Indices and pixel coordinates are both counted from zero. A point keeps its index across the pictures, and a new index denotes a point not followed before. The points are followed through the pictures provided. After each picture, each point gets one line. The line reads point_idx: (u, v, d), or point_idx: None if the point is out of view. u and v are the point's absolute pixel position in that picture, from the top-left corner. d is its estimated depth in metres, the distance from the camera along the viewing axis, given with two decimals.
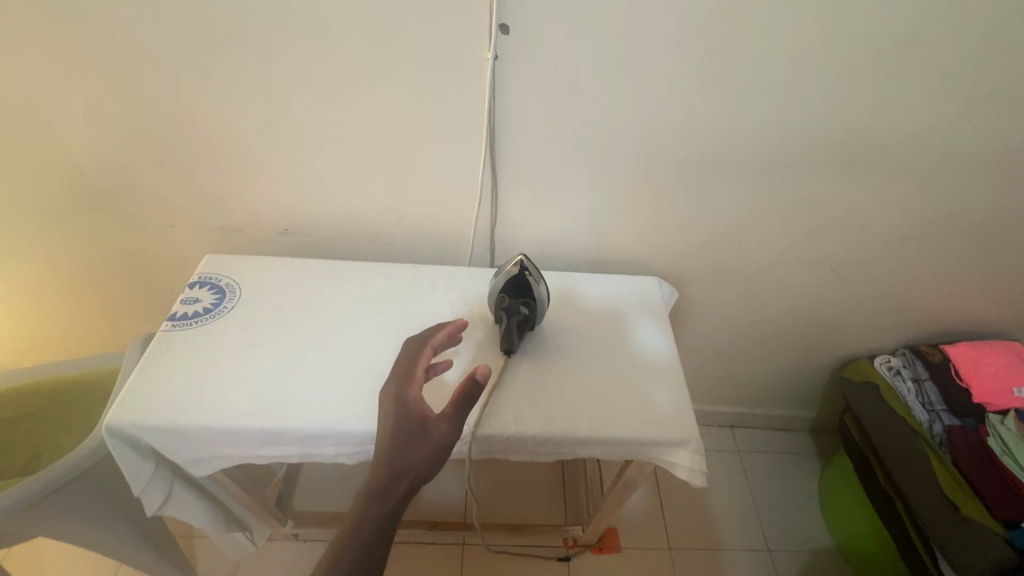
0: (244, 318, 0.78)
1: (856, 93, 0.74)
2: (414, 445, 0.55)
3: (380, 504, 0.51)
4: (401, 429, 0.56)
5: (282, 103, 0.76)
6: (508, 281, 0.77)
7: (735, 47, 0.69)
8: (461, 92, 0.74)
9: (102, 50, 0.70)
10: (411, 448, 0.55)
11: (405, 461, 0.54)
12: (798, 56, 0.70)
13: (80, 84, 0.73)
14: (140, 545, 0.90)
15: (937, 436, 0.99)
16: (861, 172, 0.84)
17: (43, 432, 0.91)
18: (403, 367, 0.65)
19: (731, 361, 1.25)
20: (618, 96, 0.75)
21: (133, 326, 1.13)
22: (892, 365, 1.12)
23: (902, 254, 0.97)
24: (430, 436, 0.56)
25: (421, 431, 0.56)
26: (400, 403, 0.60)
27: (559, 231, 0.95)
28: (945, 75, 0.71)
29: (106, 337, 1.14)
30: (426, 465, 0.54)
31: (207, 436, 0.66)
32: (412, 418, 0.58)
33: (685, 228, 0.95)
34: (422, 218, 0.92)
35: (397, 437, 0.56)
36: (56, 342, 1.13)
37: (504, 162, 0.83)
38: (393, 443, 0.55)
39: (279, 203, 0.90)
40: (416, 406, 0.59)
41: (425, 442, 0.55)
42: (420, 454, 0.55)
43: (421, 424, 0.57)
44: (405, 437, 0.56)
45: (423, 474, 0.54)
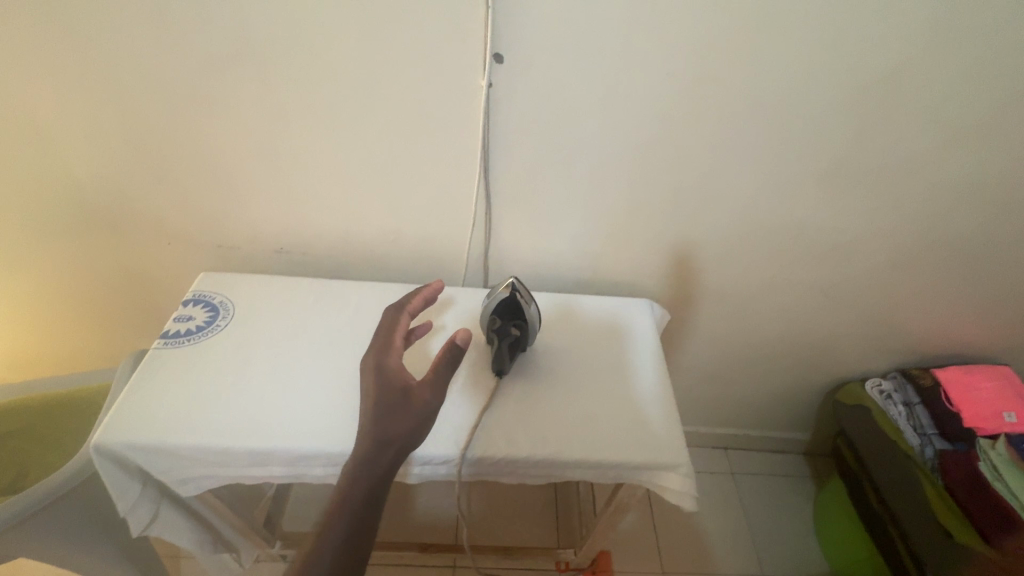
0: (238, 336, 0.78)
1: (842, 122, 0.76)
2: (396, 418, 0.59)
3: (370, 472, 0.56)
4: (384, 405, 0.60)
5: (284, 124, 0.78)
6: (500, 303, 0.77)
7: (723, 78, 0.72)
8: (457, 117, 0.76)
9: (107, 70, 0.72)
10: (395, 419, 0.59)
11: (390, 432, 0.58)
12: (785, 87, 0.72)
13: (85, 105, 0.75)
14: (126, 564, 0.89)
15: (929, 459, 0.99)
16: (848, 199, 0.86)
17: (41, 451, 0.91)
18: (380, 340, 0.69)
19: (724, 383, 1.25)
20: (611, 123, 0.77)
21: (127, 343, 1.13)
22: (883, 388, 1.12)
23: (891, 278, 0.99)
24: (414, 404, 0.60)
25: (405, 400, 0.60)
26: (381, 370, 0.64)
27: (552, 253, 0.96)
28: (924, 107, 0.74)
29: (100, 355, 1.14)
30: (410, 432, 0.59)
31: (196, 457, 0.66)
32: (392, 389, 0.61)
33: (678, 251, 0.96)
34: (418, 238, 0.93)
35: (382, 408, 0.59)
36: (46, 358, 1.12)
37: (499, 185, 0.85)
38: (377, 414, 0.59)
39: (276, 221, 0.91)
40: (397, 374, 0.63)
41: (410, 411, 0.60)
42: (403, 425, 0.58)
43: (402, 394, 0.60)
44: (388, 413, 0.59)
45: (409, 440, 0.58)
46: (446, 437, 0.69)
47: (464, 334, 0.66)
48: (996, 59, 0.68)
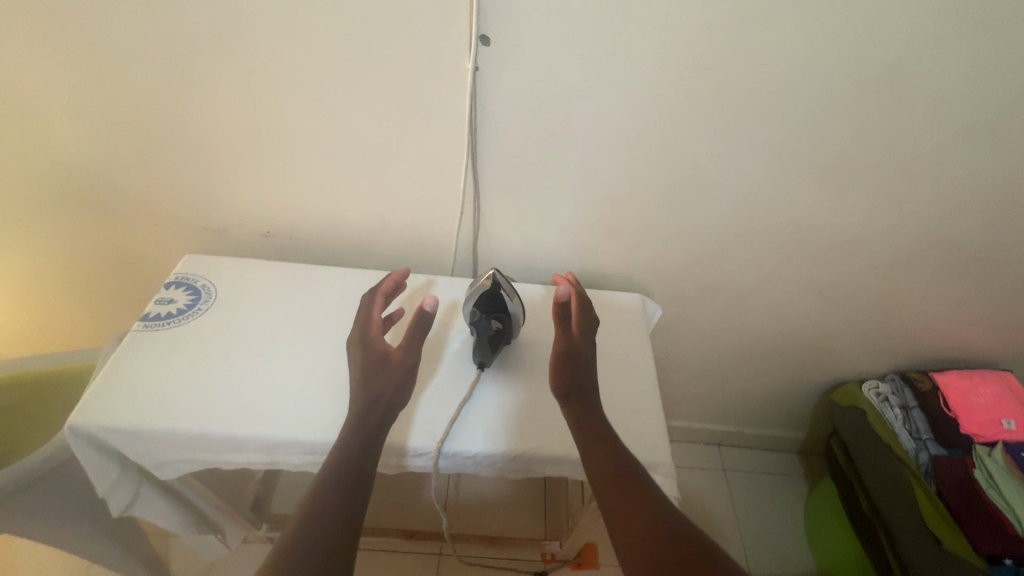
0: (218, 320, 0.77)
1: (845, 117, 0.73)
2: (378, 379, 0.63)
3: (365, 425, 0.59)
4: (366, 368, 0.64)
5: (267, 105, 0.75)
6: (479, 297, 0.75)
7: (722, 68, 0.69)
8: (444, 100, 0.73)
9: (81, 43, 0.69)
10: (378, 378, 0.63)
11: (375, 391, 0.62)
12: (787, 78, 0.69)
13: (63, 80, 0.73)
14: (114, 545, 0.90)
15: (923, 465, 0.97)
16: (849, 196, 0.83)
17: (38, 430, 0.92)
18: (360, 316, 0.71)
19: (718, 379, 1.22)
20: (606, 112, 0.74)
21: (114, 324, 1.12)
22: (880, 391, 1.09)
23: (892, 278, 0.96)
24: (393, 363, 0.64)
25: (384, 362, 0.64)
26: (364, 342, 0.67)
27: (543, 244, 0.94)
28: (931, 103, 0.70)
29: (87, 333, 1.14)
30: (393, 390, 0.62)
31: (173, 442, 0.65)
32: (372, 351, 0.65)
33: (674, 245, 0.93)
34: (405, 225, 0.91)
35: (365, 372, 0.63)
36: (40, 333, 1.12)
37: (486, 172, 0.82)
38: (362, 378, 0.63)
39: (263, 204, 0.89)
40: (375, 343, 0.66)
41: (388, 370, 0.63)
42: (387, 385, 0.62)
43: (381, 357, 0.64)
44: (371, 373, 0.63)
45: (394, 398, 0.62)
46: (424, 430, 0.68)
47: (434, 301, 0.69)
48: (1011, 53, 0.65)
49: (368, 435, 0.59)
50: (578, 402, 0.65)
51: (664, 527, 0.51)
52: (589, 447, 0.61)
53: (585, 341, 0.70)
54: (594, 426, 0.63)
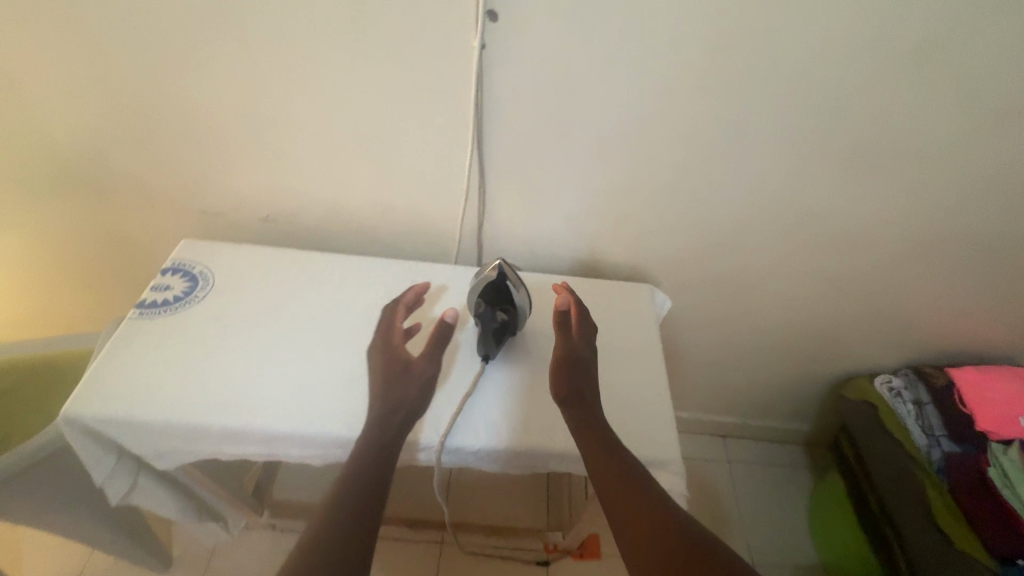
0: (215, 308, 0.75)
1: (870, 102, 0.70)
2: (402, 387, 0.67)
3: (387, 425, 0.63)
4: (389, 373, 0.69)
5: (264, 84, 0.72)
6: (489, 288, 0.72)
7: (743, 48, 0.65)
8: (449, 80, 0.70)
9: (68, 16, 0.66)
10: (401, 386, 0.67)
11: (398, 398, 0.65)
12: (812, 60, 0.66)
13: (50, 55, 0.70)
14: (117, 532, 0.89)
15: (935, 462, 0.95)
16: (870, 184, 0.80)
17: (39, 415, 0.90)
18: (382, 326, 0.75)
19: (726, 371, 1.20)
20: (620, 96, 0.71)
21: (111, 309, 1.10)
22: (893, 385, 1.06)
23: (910, 270, 0.93)
24: (415, 372, 0.68)
25: (406, 370, 0.69)
26: (386, 349, 0.71)
27: (549, 231, 0.91)
28: (960, 86, 0.67)
29: (84, 317, 1.12)
30: (415, 399, 0.66)
31: (166, 433, 0.64)
32: (395, 359, 0.70)
33: (685, 233, 0.90)
34: (408, 211, 0.88)
35: (388, 378, 0.68)
36: (37, 316, 1.10)
37: (493, 157, 0.79)
38: (385, 383, 0.67)
39: (262, 187, 0.86)
40: (398, 352, 0.71)
41: (411, 378, 0.68)
42: (409, 392, 0.66)
43: (403, 366, 0.69)
44: (394, 380, 0.68)
45: (415, 406, 0.66)
46: (427, 423, 0.66)
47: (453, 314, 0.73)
48: None
49: (386, 439, 0.61)
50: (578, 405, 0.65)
51: (670, 531, 0.53)
52: (591, 452, 0.61)
53: (584, 347, 0.70)
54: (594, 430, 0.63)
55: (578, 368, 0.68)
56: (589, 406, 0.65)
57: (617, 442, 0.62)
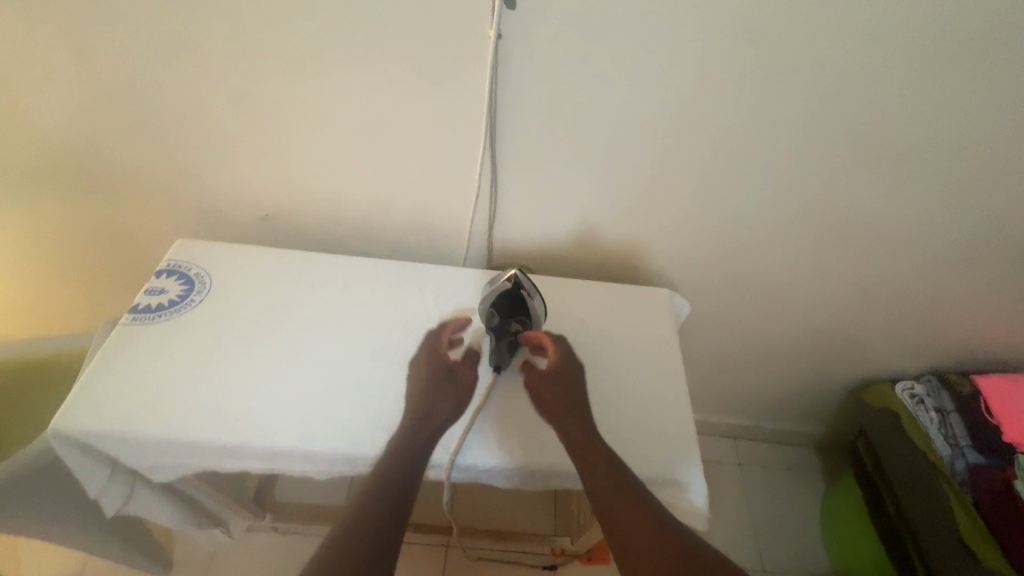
0: (213, 314, 0.72)
1: (904, 101, 0.67)
2: (445, 391, 0.65)
3: (415, 439, 0.60)
4: (431, 381, 0.66)
5: (265, 75, 0.68)
6: (506, 292, 0.67)
7: (775, 41, 0.62)
8: (462, 73, 0.66)
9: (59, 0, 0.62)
10: (442, 396, 0.64)
11: (435, 407, 0.63)
12: (846, 55, 0.63)
13: (40, 42, 0.66)
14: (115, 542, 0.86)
15: (959, 474, 0.92)
16: (899, 184, 0.76)
17: (29, 418, 0.87)
18: (428, 343, 0.71)
19: (741, 374, 1.16)
20: (644, 91, 0.68)
21: (107, 308, 1.06)
22: (915, 392, 1.02)
23: (937, 273, 0.89)
24: (459, 381, 0.66)
25: (451, 378, 0.66)
26: (430, 362, 0.68)
27: (563, 232, 0.86)
28: (997, 81, 0.64)
29: (79, 317, 1.08)
30: (452, 408, 0.64)
31: (164, 449, 0.61)
32: (439, 370, 0.67)
33: (703, 235, 0.86)
34: (415, 209, 0.84)
35: (431, 386, 0.65)
36: (22, 314, 1.05)
37: (506, 155, 0.75)
38: (427, 391, 0.65)
39: (260, 184, 0.82)
40: (442, 363, 0.68)
41: (454, 387, 0.65)
42: (449, 400, 0.64)
43: (448, 373, 0.66)
44: (435, 388, 0.65)
45: (450, 416, 0.63)
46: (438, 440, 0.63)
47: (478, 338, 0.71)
48: None
49: (413, 451, 0.59)
50: (573, 420, 0.63)
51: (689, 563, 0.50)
52: (590, 469, 0.59)
53: (563, 371, 0.68)
54: (591, 444, 0.61)
55: (565, 391, 0.66)
56: (584, 420, 0.64)
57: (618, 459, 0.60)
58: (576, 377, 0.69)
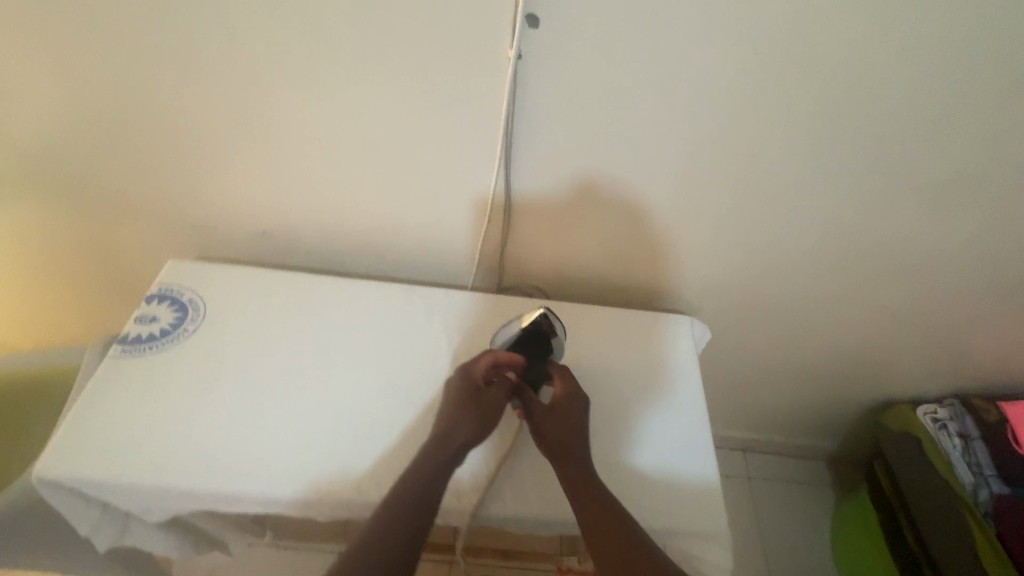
0: (208, 344, 0.69)
1: (943, 126, 0.64)
2: (473, 412, 0.62)
3: (435, 460, 0.58)
4: (460, 401, 0.62)
5: (268, 90, 0.64)
6: (530, 327, 0.67)
7: (813, 63, 0.58)
8: (477, 91, 0.62)
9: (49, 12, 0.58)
10: (469, 417, 0.61)
11: (458, 426, 0.60)
12: (884, 80, 0.60)
13: (27, 55, 0.62)
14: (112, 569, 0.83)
15: (983, 504, 0.90)
16: (934, 208, 0.73)
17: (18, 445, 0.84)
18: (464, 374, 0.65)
19: (755, 393, 1.13)
20: (668, 113, 0.64)
21: (95, 327, 1.00)
22: (938, 416, 0.98)
23: (967, 299, 0.85)
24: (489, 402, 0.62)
25: (482, 399, 0.62)
26: (464, 387, 0.64)
27: (577, 254, 0.82)
28: None
29: (63, 334, 1.01)
30: (476, 429, 0.61)
31: (154, 493, 0.58)
32: (471, 392, 0.63)
33: (725, 257, 0.82)
34: (422, 229, 0.79)
35: (460, 405, 0.62)
36: (10, 334, 1.00)
37: (520, 176, 0.71)
38: (455, 411, 0.62)
39: (257, 201, 0.77)
40: (474, 387, 0.64)
41: (482, 407, 0.62)
42: (473, 420, 0.61)
43: (480, 396, 0.63)
44: (462, 407, 0.62)
45: (473, 435, 0.60)
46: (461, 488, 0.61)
47: (518, 372, 0.65)
48: None
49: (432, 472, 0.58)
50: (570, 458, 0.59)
51: None
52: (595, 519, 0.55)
53: (565, 409, 0.63)
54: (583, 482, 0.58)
55: (567, 429, 0.61)
56: (581, 459, 0.60)
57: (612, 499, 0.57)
58: (580, 417, 0.63)
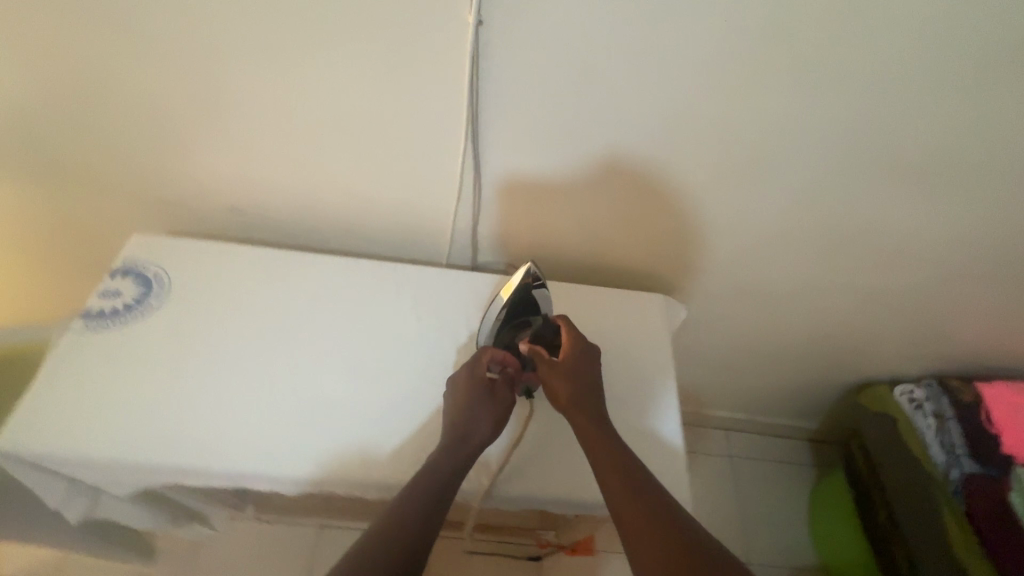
0: (172, 320, 0.68)
1: (921, 102, 0.61)
2: (484, 412, 0.60)
3: (453, 460, 0.56)
4: (470, 402, 0.61)
5: (222, 59, 0.61)
6: (514, 294, 0.66)
7: (795, 36, 0.56)
8: (439, 60, 0.60)
9: None
10: (483, 417, 0.60)
11: (472, 428, 0.59)
12: (859, 54, 0.57)
13: None
14: (92, 544, 0.83)
15: (953, 482, 0.89)
16: (912, 187, 0.71)
17: None
18: (466, 373, 0.63)
19: (736, 372, 1.13)
20: (641, 86, 0.61)
21: (71, 304, 1.00)
22: (915, 396, 0.98)
23: (946, 279, 0.84)
24: (497, 401, 0.61)
25: (491, 399, 0.61)
26: (470, 388, 0.62)
27: (550, 232, 0.81)
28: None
29: (39, 310, 1.01)
30: (490, 428, 0.60)
31: (118, 468, 0.58)
32: (479, 393, 0.61)
33: (703, 235, 0.81)
34: (395, 205, 0.78)
35: (471, 405, 0.60)
36: None
37: (489, 150, 0.69)
38: (466, 412, 0.60)
39: (222, 173, 0.75)
40: (479, 386, 0.62)
41: (494, 406, 0.61)
42: (485, 421, 0.59)
43: (489, 395, 0.62)
44: (474, 407, 0.60)
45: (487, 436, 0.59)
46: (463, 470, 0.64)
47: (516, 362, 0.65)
48: None
49: (448, 473, 0.56)
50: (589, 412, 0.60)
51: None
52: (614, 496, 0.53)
53: (577, 363, 0.63)
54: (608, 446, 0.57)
55: (582, 382, 0.62)
56: (602, 418, 0.60)
57: (639, 467, 0.55)
58: (592, 369, 0.64)
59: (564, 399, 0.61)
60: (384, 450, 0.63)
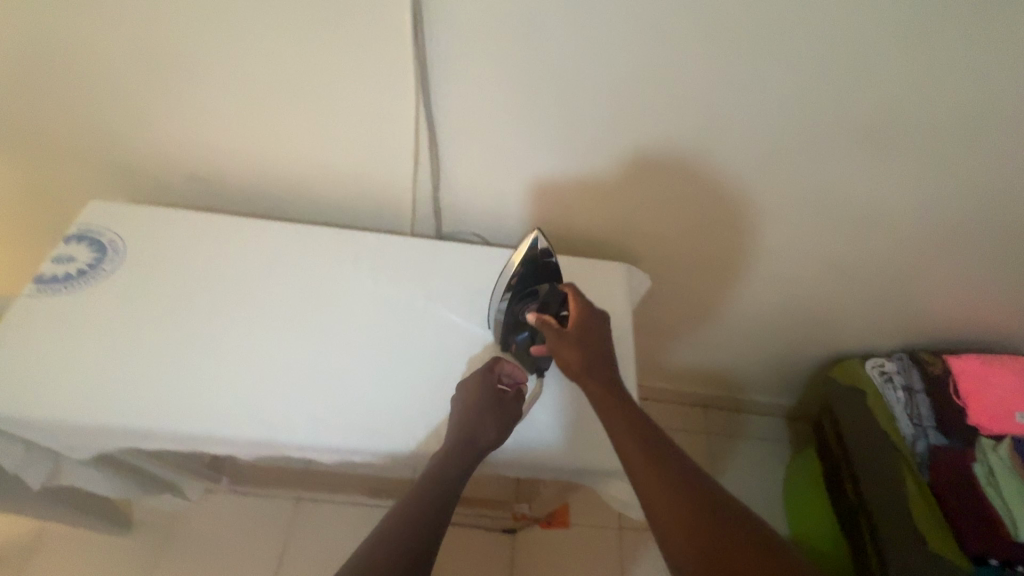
0: (125, 285, 0.68)
1: (875, 61, 0.60)
2: (491, 420, 0.59)
3: (455, 465, 0.55)
4: (478, 407, 0.60)
5: (160, 17, 0.60)
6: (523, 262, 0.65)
7: None
8: (382, 17, 0.58)
9: None
10: (489, 424, 0.59)
11: (477, 433, 0.58)
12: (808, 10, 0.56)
13: None
14: (62, 513, 0.84)
15: (919, 454, 0.91)
16: (873, 153, 0.70)
17: None
18: (477, 380, 0.63)
19: (709, 348, 1.13)
20: (589, 45, 0.60)
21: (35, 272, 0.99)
22: (885, 370, 0.99)
23: (913, 250, 0.83)
24: (507, 411, 0.61)
25: (501, 407, 0.61)
26: (481, 395, 0.61)
27: (514, 201, 0.80)
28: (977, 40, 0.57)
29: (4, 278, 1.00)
30: (496, 434, 0.59)
31: (70, 430, 0.58)
32: (488, 400, 0.61)
33: (667, 204, 0.80)
34: (354, 172, 0.77)
35: (478, 410, 0.60)
36: None
37: (443, 113, 0.68)
38: (472, 417, 0.59)
39: (176, 140, 0.74)
40: (490, 394, 0.61)
41: (501, 415, 0.60)
42: (491, 428, 0.59)
43: (498, 402, 0.61)
44: (481, 414, 0.59)
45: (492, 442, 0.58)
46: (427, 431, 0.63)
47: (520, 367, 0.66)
48: None
49: (452, 477, 0.54)
50: (601, 378, 0.59)
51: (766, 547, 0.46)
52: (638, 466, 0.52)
53: (590, 330, 0.62)
54: (627, 415, 0.56)
55: (595, 349, 0.61)
56: (614, 383, 0.59)
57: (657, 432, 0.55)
58: (602, 333, 0.63)
59: (575, 365, 0.60)
60: (332, 411, 0.63)
